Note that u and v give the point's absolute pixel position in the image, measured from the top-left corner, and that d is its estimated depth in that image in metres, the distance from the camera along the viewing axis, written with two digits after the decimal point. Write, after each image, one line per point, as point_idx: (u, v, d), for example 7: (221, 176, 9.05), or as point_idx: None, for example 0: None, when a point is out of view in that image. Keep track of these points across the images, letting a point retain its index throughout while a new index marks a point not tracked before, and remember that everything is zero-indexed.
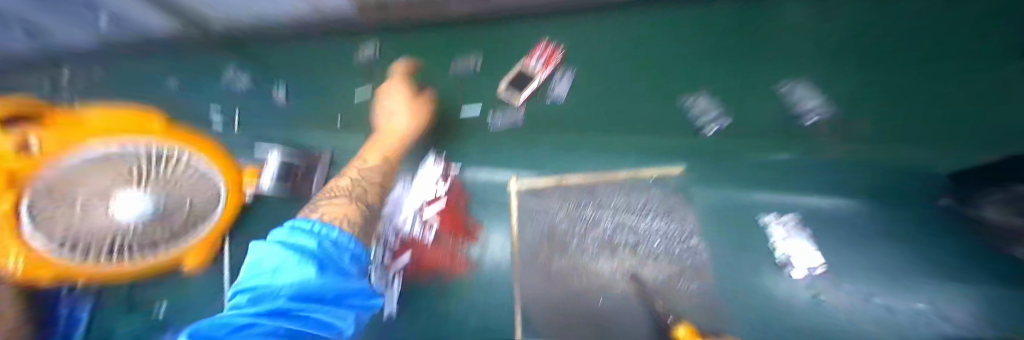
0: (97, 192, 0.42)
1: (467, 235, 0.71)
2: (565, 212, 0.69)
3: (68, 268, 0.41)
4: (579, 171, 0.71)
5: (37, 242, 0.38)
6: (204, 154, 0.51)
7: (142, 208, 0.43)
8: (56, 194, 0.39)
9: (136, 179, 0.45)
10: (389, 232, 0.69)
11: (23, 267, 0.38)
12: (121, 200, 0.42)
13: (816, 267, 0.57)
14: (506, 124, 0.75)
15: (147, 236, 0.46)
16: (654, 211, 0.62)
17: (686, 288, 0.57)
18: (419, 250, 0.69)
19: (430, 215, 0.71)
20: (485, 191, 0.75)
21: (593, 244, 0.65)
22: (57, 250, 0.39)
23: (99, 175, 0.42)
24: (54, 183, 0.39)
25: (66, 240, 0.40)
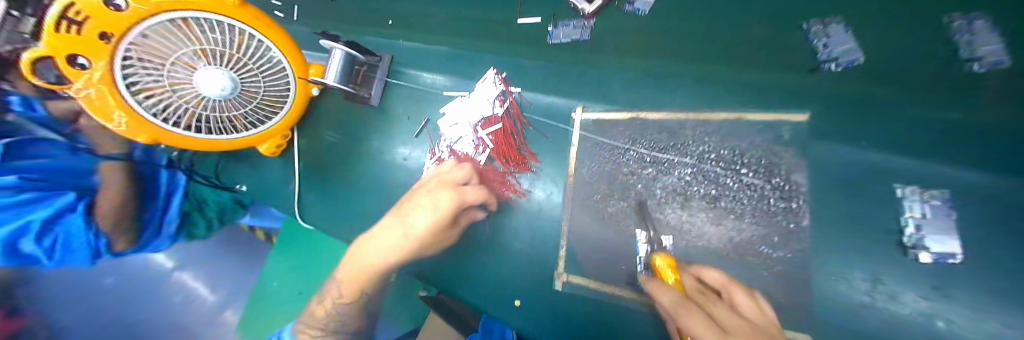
0: (183, 64, 0.50)
1: (518, 161, 0.67)
2: (637, 152, 0.61)
3: (164, 128, 0.57)
4: (663, 108, 0.61)
5: (124, 90, 0.49)
6: (259, 30, 0.56)
7: (221, 83, 0.52)
8: (139, 49, 0.46)
9: (207, 49, 0.50)
10: (443, 147, 0.70)
11: (126, 116, 0.52)
12: (203, 75, 0.51)
13: (945, 248, 0.41)
14: (566, 39, 0.64)
15: (223, 106, 0.60)
16: (743, 162, 0.52)
17: (763, 252, 0.49)
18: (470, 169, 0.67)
19: (484, 134, 0.67)
20: (545, 118, 0.68)
21: (661, 189, 0.57)
22: (139, 103, 0.52)
23: (177, 42, 0.48)
24: (144, 47, 0.46)
25: (143, 88, 0.50)
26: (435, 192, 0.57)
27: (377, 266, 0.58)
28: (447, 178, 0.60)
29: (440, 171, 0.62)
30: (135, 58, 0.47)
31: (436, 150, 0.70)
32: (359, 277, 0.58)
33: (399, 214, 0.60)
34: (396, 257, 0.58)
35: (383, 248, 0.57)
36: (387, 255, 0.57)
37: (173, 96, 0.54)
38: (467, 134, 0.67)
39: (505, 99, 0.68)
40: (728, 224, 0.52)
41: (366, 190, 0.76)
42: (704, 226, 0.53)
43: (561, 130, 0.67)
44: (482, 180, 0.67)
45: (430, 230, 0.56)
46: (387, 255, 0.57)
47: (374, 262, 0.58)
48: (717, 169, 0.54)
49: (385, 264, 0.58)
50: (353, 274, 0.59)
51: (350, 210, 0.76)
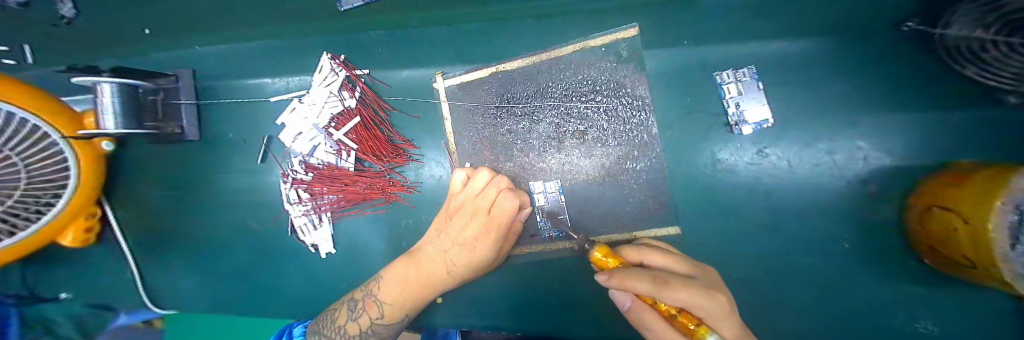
0: None
1: (393, 153, 0.59)
2: (507, 108, 0.57)
3: None
4: (517, 54, 0.57)
5: None
6: None
7: None
8: None
9: None
10: (296, 164, 0.59)
11: None
12: None
13: (756, 119, 0.50)
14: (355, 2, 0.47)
15: None
16: (596, 88, 0.54)
17: (628, 168, 0.53)
18: (337, 180, 0.58)
19: (340, 134, 0.57)
20: (407, 96, 0.60)
21: (537, 139, 0.56)
22: None
23: None
24: None
25: None
26: (479, 220, 0.47)
27: (424, 285, 0.47)
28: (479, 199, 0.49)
29: (474, 189, 0.51)
30: None
31: (288, 171, 0.59)
32: (395, 289, 0.47)
33: (437, 234, 0.51)
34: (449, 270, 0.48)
35: (427, 275, 0.47)
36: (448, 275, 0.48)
37: None
38: (321, 141, 0.57)
39: (349, 85, 0.57)
40: (598, 153, 0.54)
41: (236, 240, 0.64)
42: (580, 162, 0.54)
43: (428, 105, 0.60)
44: (357, 188, 0.59)
45: (477, 260, 0.47)
46: (438, 272, 0.47)
47: (433, 280, 0.47)
48: (578, 103, 0.55)
49: (447, 281, 0.48)
50: (401, 289, 0.47)
51: (224, 268, 0.64)
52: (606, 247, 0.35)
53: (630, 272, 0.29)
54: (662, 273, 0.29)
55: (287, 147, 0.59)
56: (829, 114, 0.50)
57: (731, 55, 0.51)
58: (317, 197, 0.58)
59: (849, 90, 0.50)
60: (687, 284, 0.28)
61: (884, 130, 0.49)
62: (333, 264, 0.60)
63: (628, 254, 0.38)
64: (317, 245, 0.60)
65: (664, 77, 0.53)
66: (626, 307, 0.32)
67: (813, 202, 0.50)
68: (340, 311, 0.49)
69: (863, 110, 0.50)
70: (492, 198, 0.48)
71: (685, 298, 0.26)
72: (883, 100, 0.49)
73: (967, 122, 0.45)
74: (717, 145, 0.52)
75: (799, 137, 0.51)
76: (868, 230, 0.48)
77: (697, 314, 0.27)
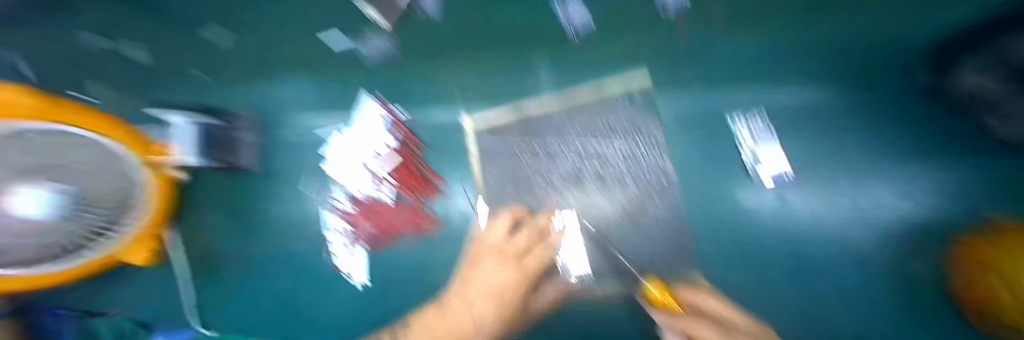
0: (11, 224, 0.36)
1: (425, 185, 0.65)
2: (531, 149, 0.62)
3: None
4: (539, 98, 0.61)
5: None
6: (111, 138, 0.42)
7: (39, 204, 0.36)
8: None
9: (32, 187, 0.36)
10: (341, 196, 0.66)
11: None
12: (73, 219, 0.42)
13: (777, 170, 0.53)
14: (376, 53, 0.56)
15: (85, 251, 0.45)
16: (614, 132, 0.58)
17: (645, 209, 0.55)
18: (377, 212, 0.64)
19: (384, 170, 0.65)
20: (439, 136, 0.66)
21: (558, 178, 0.60)
22: None
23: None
24: None
25: None
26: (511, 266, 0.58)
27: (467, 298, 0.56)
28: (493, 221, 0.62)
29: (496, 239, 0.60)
30: None
31: (333, 201, 0.66)
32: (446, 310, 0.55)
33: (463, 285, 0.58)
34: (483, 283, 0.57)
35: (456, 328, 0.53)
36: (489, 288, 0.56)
37: None
38: (366, 176, 0.65)
39: (393, 128, 0.65)
40: (617, 193, 0.57)
41: (262, 268, 0.65)
42: (601, 202, 0.57)
43: (458, 144, 0.65)
44: (393, 219, 0.65)
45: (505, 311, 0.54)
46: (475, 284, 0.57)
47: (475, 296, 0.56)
48: (597, 146, 0.59)
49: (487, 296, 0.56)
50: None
51: (255, 295, 0.66)
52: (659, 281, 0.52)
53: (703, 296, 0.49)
54: None
55: (331, 180, 0.66)
56: (846, 161, 0.52)
57: (741, 100, 0.54)
58: (357, 227, 0.64)
59: (865, 139, 0.51)
60: None
61: (901, 177, 0.50)
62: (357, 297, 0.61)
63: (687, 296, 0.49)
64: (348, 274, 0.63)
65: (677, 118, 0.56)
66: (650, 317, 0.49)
67: (834, 248, 0.50)
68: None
69: (882, 159, 0.51)
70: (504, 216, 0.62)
71: None
72: (900, 149, 0.50)
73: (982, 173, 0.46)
74: (737, 188, 0.54)
75: (817, 183, 0.52)
76: (903, 282, 0.47)
77: None
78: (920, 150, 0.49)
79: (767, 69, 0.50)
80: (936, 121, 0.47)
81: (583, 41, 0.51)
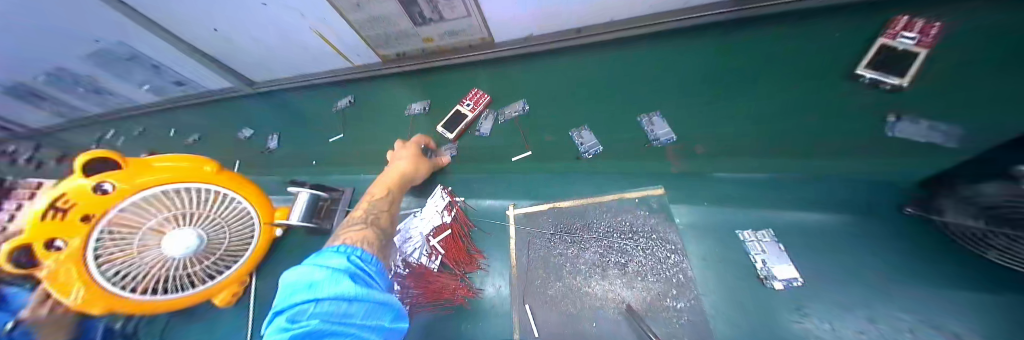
0: (153, 231, 0.64)
1: (468, 260, 0.76)
2: (560, 235, 0.73)
3: (123, 296, 0.62)
4: (571, 197, 0.79)
5: (92, 265, 0.58)
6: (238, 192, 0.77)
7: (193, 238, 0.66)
8: (117, 224, 0.61)
9: (174, 211, 0.66)
10: (398, 261, 0.76)
11: (85, 295, 0.57)
12: (170, 239, 0.64)
13: (786, 277, 0.57)
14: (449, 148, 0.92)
15: (183, 264, 0.68)
16: (635, 230, 0.68)
17: (668, 306, 0.59)
18: (424, 278, 0.73)
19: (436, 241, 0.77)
20: (488, 218, 0.83)
21: (584, 265, 0.68)
22: (106, 277, 0.60)
23: (146, 208, 0.64)
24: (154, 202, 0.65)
25: (109, 258, 0.60)
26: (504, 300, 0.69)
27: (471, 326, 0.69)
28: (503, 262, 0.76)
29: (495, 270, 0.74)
30: (108, 233, 0.60)
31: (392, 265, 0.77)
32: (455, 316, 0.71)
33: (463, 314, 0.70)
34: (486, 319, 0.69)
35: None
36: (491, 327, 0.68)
37: (138, 263, 0.63)
38: (420, 245, 0.77)
39: (449, 206, 0.81)
40: (639, 285, 0.62)
41: None
42: (624, 292, 0.62)
43: (500, 227, 0.80)
44: (436, 287, 0.73)
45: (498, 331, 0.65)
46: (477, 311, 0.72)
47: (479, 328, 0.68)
48: (618, 239, 0.69)
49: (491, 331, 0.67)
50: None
51: None
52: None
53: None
54: None
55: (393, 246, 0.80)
56: (865, 279, 0.54)
57: (735, 216, 0.67)
58: (403, 289, 0.72)
59: (872, 259, 0.56)
60: None
61: (947, 304, 0.48)
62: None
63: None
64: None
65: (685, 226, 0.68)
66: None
67: None
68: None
69: (901, 283, 0.52)
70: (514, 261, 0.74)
71: None
72: (919, 272, 0.52)
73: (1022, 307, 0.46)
74: (751, 294, 0.58)
75: (835, 300, 0.53)
76: None
77: None
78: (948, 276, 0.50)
79: (739, 195, 0.69)
80: (924, 248, 0.54)
81: (591, 156, 0.82)
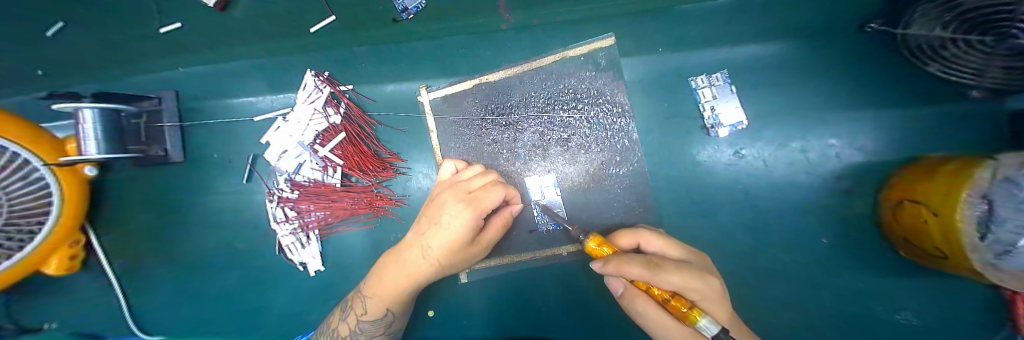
0: None
1: (379, 166, 0.59)
2: (491, 119, 0.58)
3: None
4: (499, 66, 0.58)
5: None
6: None
7: None
8: None
9: None
10: (283, 183, 0.59)
11: None
12: None
13: (730, 122, 0.52)
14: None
15: None
16: (579, 98, 0.55)
17: (610, 174, 0.54)
18: (322, 197, 0.58)
19: (327, 151, 0.57)
20: (394, 111, 0.60)
21: (523, 148, 0.56)
22: None
23: None
24: None
25: None
26: (443, 237, 0.43)
27: (395, 252, 0.49)
28: (443, 220, 0.44)
29: (461, 178, 0.49)
30: None
31: (275, 189, 0.59)
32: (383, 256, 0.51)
33: (414, 238, 0.47)
34: (414, 267, 0.46)
35: (394, 286, 0.47)
36: (414, 272, 0.46)
37: None
38: (307, 158, 0.58)
39: (333, 100, 0.57)
40: (582, 159, 0.55)
41: (223, 259, 0.63)
42: (568, 171, 0.55)
43: (415, 119, 0.60)
44: (343, 204, 0.59)
45: (438, 268, 0.46)
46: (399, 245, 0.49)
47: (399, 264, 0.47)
48: (563, 112, 0.56)
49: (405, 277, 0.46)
50: (383, 298, 0.47)
51: (210, 290, 0.62)
52: (599, 235, 0.35)
53: (624, 257, 0.28)
54: (653, 258, 0.30)
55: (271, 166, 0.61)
56: (802, 114, 0.52)
57: (697, 60, 0.53)
58: (302, 214, 0.59)
59: (813, 91, 0.53)
60: (682, 269, 0.30)
61: (849, 128, 0.51)
62: (320, 281, 0.60)
63: (625, 240, 0.39)
64: (305, 263, 0.60)
65: (637, 84, 0.55)
66: (621, 292, 0.33)
67: (790, 200, 0.51)
68: (333, 316, 0.52)
69: (828, 114, 0.52)
70: (463, 233, 0.43)
71: (678, 281, 0.28)
72: (843, 100, 0.52)
73: (907, 119, 0.49)
74: (694, 149, 0.54)
75: (773, 138, 0.52)
76: (840, 230, 0.49)
77: (690, 297, 0.29)
78: (860, 102, 0.51)
79: (717, 31, 0.50)
80: (862, 74, 0.51)
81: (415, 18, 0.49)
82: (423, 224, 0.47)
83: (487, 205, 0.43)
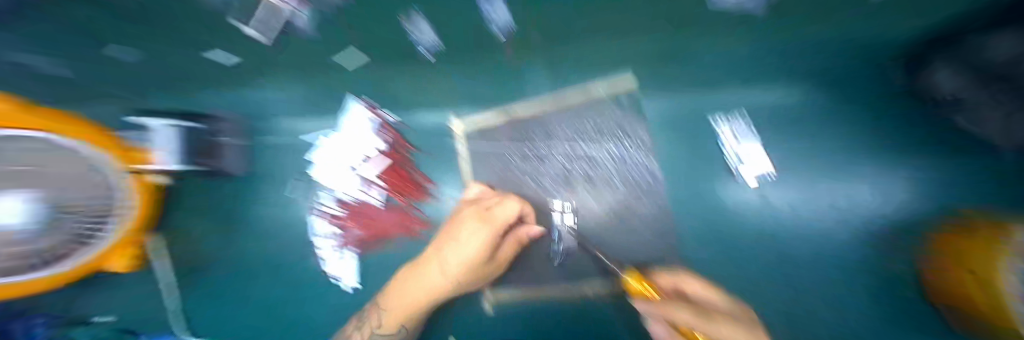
0: None
1: (414, 188, 0.65)
2: (519, 150, 0.62)
3: None
4: (528, 99, 0.61)
5: None
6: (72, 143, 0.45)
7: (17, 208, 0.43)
8: None
9: None
10: (330, 201, 0.66)
11: None
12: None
13: (753, 165, 0.54)
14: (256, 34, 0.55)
15: None
16: (603, 134, 0.58)
17: (631, 207, 0.56)
18: (365, 215, 0.65)
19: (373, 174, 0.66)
20: (429, 139, 0.66)
21: (547, 179, 0.60)
22: None
23: None
24: None
25: None
26: (462, 252, 0.58)
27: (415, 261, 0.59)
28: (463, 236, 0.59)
29: (473, 200, 0.63)
30: None
31: (321, 206, 0.66)
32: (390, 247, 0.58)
33: (437, 252, 0.60)
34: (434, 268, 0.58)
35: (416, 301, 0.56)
36: (434, 289, 0.56)
37: None
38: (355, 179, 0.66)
39: (382, 130, 0.66)
40: (604, 192, 0.58)
41: (242, 276, 0.62)
42: (592, 203, 0.58)
43: (447, 146, 0.65)
44: (380, 223, 0.64)
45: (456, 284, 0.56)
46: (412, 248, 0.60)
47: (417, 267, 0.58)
48: (587, 147, 0.59)
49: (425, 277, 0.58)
50: (408, 306, 0.56)
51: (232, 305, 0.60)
52: (638, 272, 0.51)
53: (675, 307, 0.48)
54: (703, 309, 0.48)
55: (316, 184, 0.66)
56: (823, 156, 0.54)
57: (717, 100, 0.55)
58: (345, 230, 0.64)
59: (841, 134, 0.53)
60: (731, 325, 0.46)
61: (873, 173, 0.52)
62: (341, 302, 0.60)
63: (666, 283, 0.51)
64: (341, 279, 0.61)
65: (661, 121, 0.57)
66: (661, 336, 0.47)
67: (811, 241, 0.52)
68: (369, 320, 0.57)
69: (850, 158, 0.53)
70: (481, 245, 0.58)
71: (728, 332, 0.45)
72: (872, 144, 0.52)
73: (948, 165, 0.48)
74: (718, 188, 0.55)
75: (794, 180, 0.54)
76: (878, 279, 0.48)
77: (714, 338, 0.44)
78: (895, 146, 0.50)
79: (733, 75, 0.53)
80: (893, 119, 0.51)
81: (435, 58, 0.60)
82: (444, 243, 0.60)
83: (501, 220, 0.59)
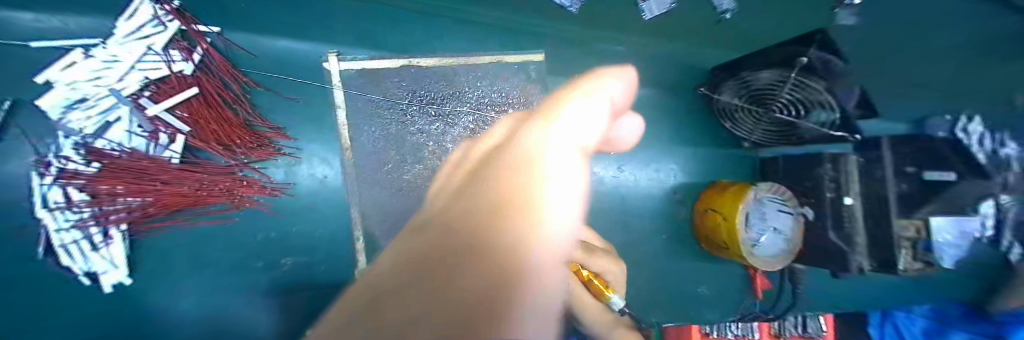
0: None
1: (253, 139, 0.49)
2: (418, 106, 0.56)
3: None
4: (432, 53, 0.57)
5: None
6: None
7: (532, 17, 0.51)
8: None
9: None
10: (66, 148, 0.42)
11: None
12: None
13: None
14: None
15: None
16: (508, 102, 0.59)
17: None
18: (149, 174, 0.44)
19: (158, 110, 0.44)
20: (275, 70, 0.51)
21: (450, 142, 0.56)
22: None
23: None
24: None
25: None
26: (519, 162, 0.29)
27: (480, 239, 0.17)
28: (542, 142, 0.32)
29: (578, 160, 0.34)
30: None
31: (48, 160, 0.41)
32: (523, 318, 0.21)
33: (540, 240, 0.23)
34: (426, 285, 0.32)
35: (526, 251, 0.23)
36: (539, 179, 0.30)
37: None
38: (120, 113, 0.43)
39: (197, 58, 0.46)
40: None
41: None
42: None
43: (317, 90, 0.52)
44: (181, 189, 0.45)
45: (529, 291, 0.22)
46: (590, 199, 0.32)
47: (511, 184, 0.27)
48: (491, 112, 0.58)
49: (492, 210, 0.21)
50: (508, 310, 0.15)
51: None
52: None
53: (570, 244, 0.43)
54: (590, 246, 0.46)
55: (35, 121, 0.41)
56: (659, 141, 0.70)
57: None
58: (96, 198, 0.42)
59: (669, 125, 0.70)
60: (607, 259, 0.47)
61: (688, 159, 0.70)
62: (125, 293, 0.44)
63: None
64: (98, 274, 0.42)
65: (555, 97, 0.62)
66: None
67: (644, 204, 0.68)
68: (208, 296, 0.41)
69: (676, 144, 0.70)
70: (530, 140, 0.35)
71: (602, 264, 0.45)
72: (689, 135, 0.70)
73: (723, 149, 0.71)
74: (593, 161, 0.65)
75: (640, 158, 0.69)
76: (675, 231, 0.68)
77: (607, 278, 0.46)
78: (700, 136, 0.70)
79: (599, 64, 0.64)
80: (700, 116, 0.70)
81: None
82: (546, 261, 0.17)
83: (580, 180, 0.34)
